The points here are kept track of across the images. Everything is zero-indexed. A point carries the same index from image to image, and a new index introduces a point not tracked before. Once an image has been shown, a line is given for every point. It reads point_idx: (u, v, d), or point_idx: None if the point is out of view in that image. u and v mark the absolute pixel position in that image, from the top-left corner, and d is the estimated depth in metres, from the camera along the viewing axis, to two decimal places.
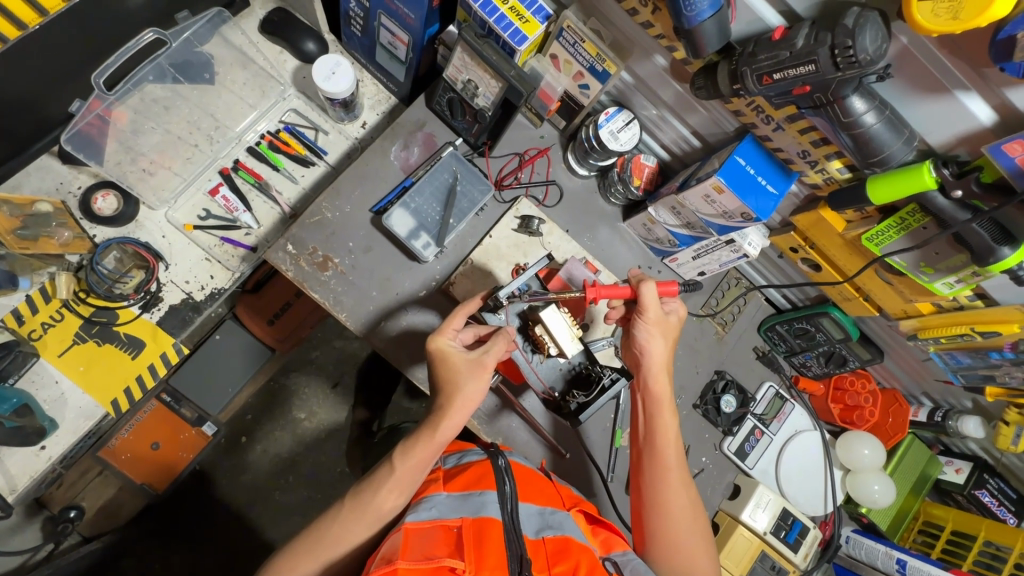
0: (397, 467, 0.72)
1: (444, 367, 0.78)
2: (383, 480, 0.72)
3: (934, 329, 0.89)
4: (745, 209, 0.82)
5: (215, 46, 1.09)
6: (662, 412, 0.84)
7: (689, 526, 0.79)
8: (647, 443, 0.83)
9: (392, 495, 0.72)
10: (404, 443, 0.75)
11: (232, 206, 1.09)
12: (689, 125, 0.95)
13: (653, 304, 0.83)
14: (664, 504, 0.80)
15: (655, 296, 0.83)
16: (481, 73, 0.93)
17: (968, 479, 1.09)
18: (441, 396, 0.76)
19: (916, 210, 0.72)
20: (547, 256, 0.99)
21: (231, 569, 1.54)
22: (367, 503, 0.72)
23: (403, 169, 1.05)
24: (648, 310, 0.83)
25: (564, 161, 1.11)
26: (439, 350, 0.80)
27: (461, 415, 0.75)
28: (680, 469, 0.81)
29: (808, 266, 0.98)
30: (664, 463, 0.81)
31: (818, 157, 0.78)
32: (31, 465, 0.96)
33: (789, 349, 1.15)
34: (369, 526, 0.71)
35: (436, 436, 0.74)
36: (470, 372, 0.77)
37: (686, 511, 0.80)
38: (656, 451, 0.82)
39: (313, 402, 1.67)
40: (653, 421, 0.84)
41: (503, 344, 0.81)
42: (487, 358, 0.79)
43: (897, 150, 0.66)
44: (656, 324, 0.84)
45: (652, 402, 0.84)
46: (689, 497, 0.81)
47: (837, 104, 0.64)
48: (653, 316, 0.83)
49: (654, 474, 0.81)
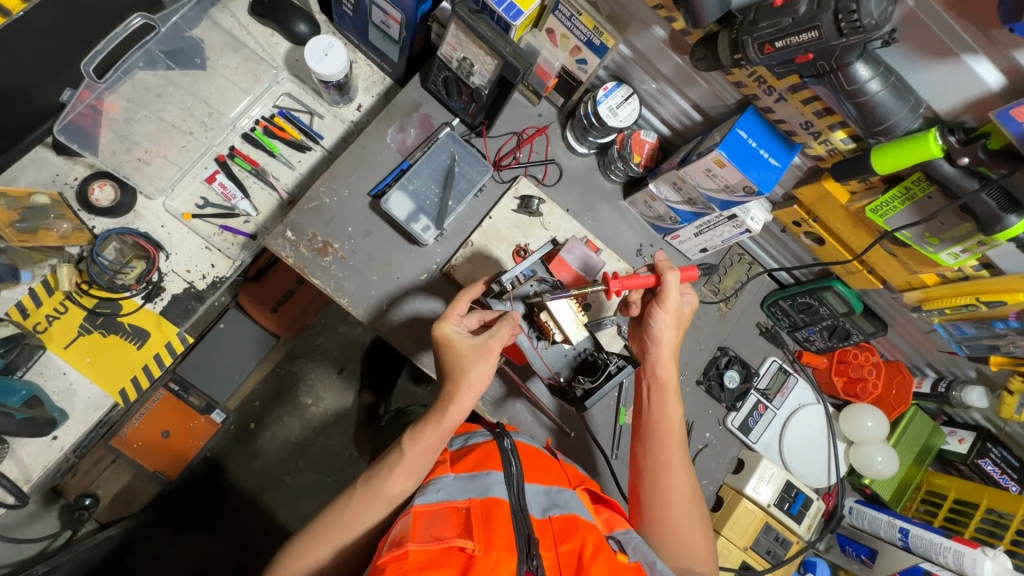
0: (407, 451, 0.73)
1: (449, 353, 0.78)
2: (393, 465, 0.73)
3: (938, 300, 0.88)
4: (747, 183, 0.81)
5: (205, 30, 1.09)
6: (669, 399, 0.85)
7: (689, 509, 0.80)
8: (650, 427, 0.84)
9: (401, 480, 0.73)
10: (412, 428, 0.75)
11: (229, 194, 1.10)
12: (689, 99, 0.93)
13: (673, 293, 0.83)
14: (665, 488, 0.81)
15: (677, 286, 0.83)
16: (477, 51, 0.91)
17: (971, 448, 1.09)
18: (448, 382, 0.77)
19: (922, 178, 0.71)
20: (552, 241, 1.01)
21: (247, 551, 1.57)
22: (378, 488, 0.72)
23: (400, 152, 1.04)
24: (667, 299, 0.83)
25: (563, 139, 1.10)
26: (444, 337, 0.79)
27: (469, 399, 0.76)
28: (682, 454, 0.83)
29: (812, 239, 0.97)
30: (668, 448, 0.82)
31: (821, 128, 0.76)
32: (44, 456, 0.97)
33: (792, 324, 1.15)
34: (377, 514, 0.72)
35: (445, 420, 0.74)
36: (476, 357, 0.76)
37: (687, 496, 0.81)
38: (660, 436, 0.83)
39: (320, 387, 1.70)
40: (659, 408, 0.85)
41: (509, 329, 0.79)
42: (493, 342, 0.78)
43: (902, 118, 0.64)
44: (671, 314, 0.84)
45: (657, 388, 0.85)
46: (690, 483, 0.82)
47: (841, 72, 0.62)
48: (671, 305, 0.83)
49: (658, 459, 0.82)
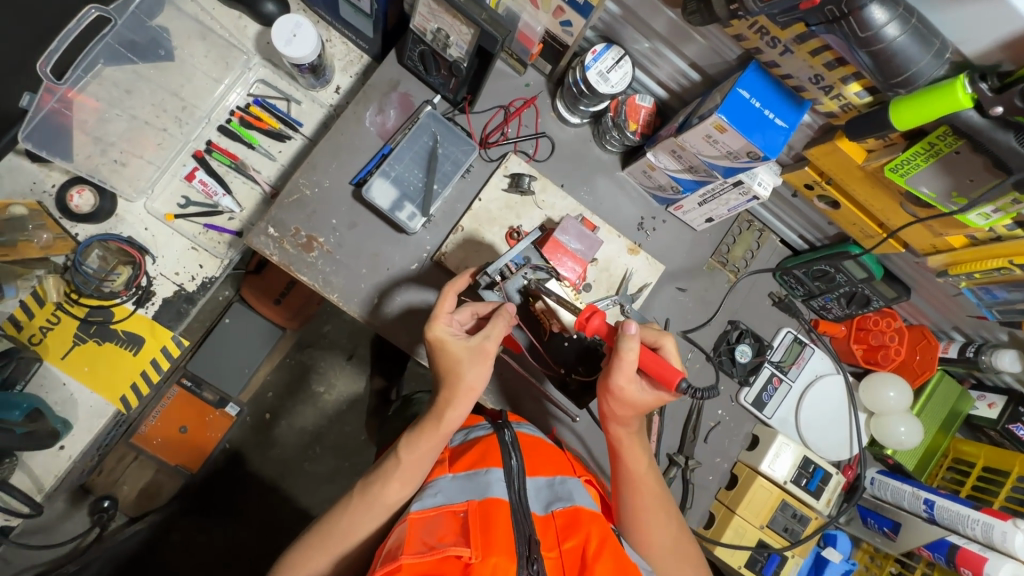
0: (404, 457, 0.71)
1: (443, 356, 0.74)
2: (391, 471, 0.71)
3: (967, 264, 0.81)
4: (751, 148, 0.74)
5: (168, 18, 1.04)
6: (630, 450, 0.79)
7: (674, 548, 0.77)
8: (621, 472, 0.80)
9: (397, 487, 0.71)
10: (409, 433, 0.73)
11: (210, 190, 1.06)
12: (686, 58, 0.85)
13: (622, 385, 0.72)
14: (646, 535, 0.77)
15: (628, 377, 0.72)
16: (451, 20, 0.83)
17: (1002, 414, 1.04)
18: (443, 388, 0.74)
19: (948, 133, 0.63)
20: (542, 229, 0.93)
21: (271, 538, 1.60)
22: (376, 495, 0.71)
23: (380, 135, 0.98)
24: (616, 391, 0.73)
25: (553, 110, 1.03)
26: (437, 340, 0.75)
27: (466, 404, 0.73)
28: (660, 496, 0.79)
29: (825, 203, 0.90)
30: (640, 497, 0.78)
31: (833, 81, 0.68)
32: (53, 465, 0.98)
33: (807, 292, 1.08)
34: (374, 523, 0.71)
35: (442, 424, 0.73)
36: (473, 360, 0.73)
37: (670, 538, 0.77)
38: (633, 487, 0.78)
39: (331, 375, 1.70)
40: (623, 461, 0.80)
41: (504, 325, 0.75)
42: (489, 343, 0.74)
43: (925, 66, 0.57)
44: (628, 404, 0.75)
45: (617, 442, 0.80)
46: (674, 525, 0.78)
47: (853, 17, 0.55)
48: (622, 394, 0.73)
49: (633, 510, 0.78)
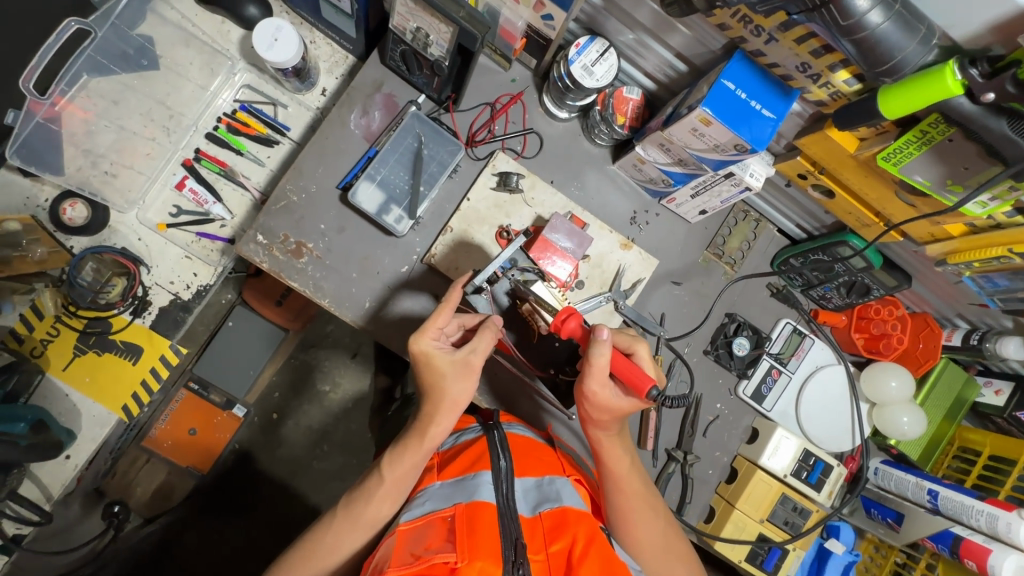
0: (387, 475, 0.72)
1: (427, 370, 0.74)
2: (373, 490, 0.72)
3: (968, 253, 0.78)
4: (738, 141, 0.72)
5: (151, 26, 1.04)
6: (612, 451, 0.79)
7: (662, 544, 0.78)
8: (603, 474, 0.79)
9: (384, 505, 0.72)
10: (392, 450, 0.74)
11: (201, 199, 1.06)
12: (672, 48, 0.82)
13: (596, 389, 0.73)
14: (634, 535, 0.77)
15: (601, 382, 0.73)
16: (429, 19, 0.81)
17: (1009, 401, 1.01)
18: (427, 402, 0.74)
19: (939, 121, 0.61)
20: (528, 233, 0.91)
21: (282, 536, 1.62)
22: (359, 513, 0.72)
23: (366, 138, 0.97)
24: (589, 395, 0.74)
25: (541, 105, 1.01)
26: (422, 353, 0.74)
27: (450, 419, 0.74)
28: (645, 495, 0.79)
29: (820, 192, 0.88)
30: (626, 497, 0.78)
31: (820, 69, 0.66)
32: (60, 474, 1.00)
33: (806, 283, 1.06)
34: (365, 533, 0.72)
35: (424, 443, 0.73)
36: (457, 375, 0.73)
37: (658, 536, 0.78)
38: (617, 488, 0.78)
39: (335, 373, 1.71)
40: (605, 462, 0.79)
41: (490, 338, 0.75)
42: (474, 357, 0.74)
43: (911, 53, 0.55)
44: (602, 408, 0.75)
45: (598, 445, 0.79)
46: (661, 522, 0.79)
47: (834, 4, 0.52)
48: (596, 398, 0.74)
49: (620, 511, 0.77)
